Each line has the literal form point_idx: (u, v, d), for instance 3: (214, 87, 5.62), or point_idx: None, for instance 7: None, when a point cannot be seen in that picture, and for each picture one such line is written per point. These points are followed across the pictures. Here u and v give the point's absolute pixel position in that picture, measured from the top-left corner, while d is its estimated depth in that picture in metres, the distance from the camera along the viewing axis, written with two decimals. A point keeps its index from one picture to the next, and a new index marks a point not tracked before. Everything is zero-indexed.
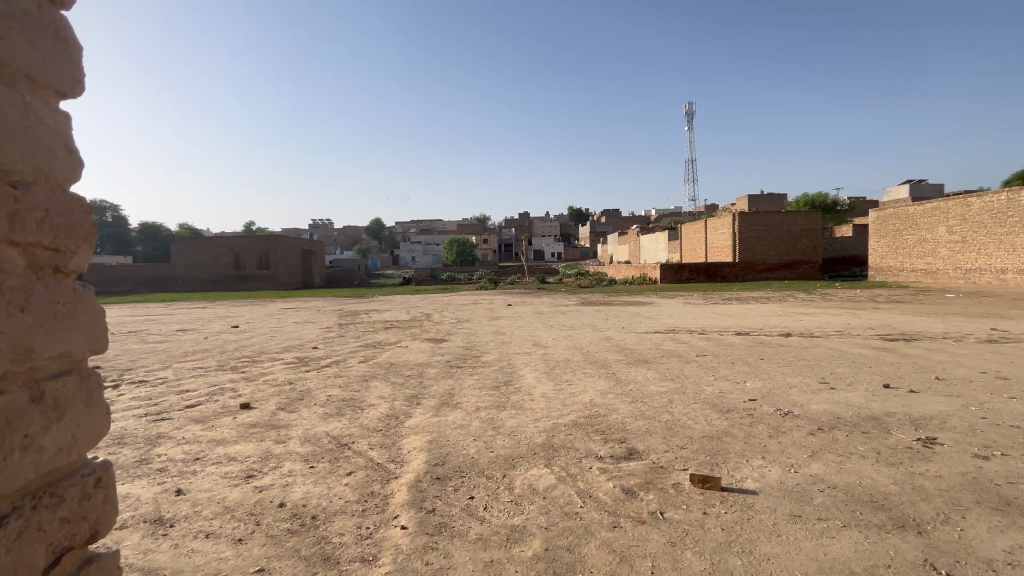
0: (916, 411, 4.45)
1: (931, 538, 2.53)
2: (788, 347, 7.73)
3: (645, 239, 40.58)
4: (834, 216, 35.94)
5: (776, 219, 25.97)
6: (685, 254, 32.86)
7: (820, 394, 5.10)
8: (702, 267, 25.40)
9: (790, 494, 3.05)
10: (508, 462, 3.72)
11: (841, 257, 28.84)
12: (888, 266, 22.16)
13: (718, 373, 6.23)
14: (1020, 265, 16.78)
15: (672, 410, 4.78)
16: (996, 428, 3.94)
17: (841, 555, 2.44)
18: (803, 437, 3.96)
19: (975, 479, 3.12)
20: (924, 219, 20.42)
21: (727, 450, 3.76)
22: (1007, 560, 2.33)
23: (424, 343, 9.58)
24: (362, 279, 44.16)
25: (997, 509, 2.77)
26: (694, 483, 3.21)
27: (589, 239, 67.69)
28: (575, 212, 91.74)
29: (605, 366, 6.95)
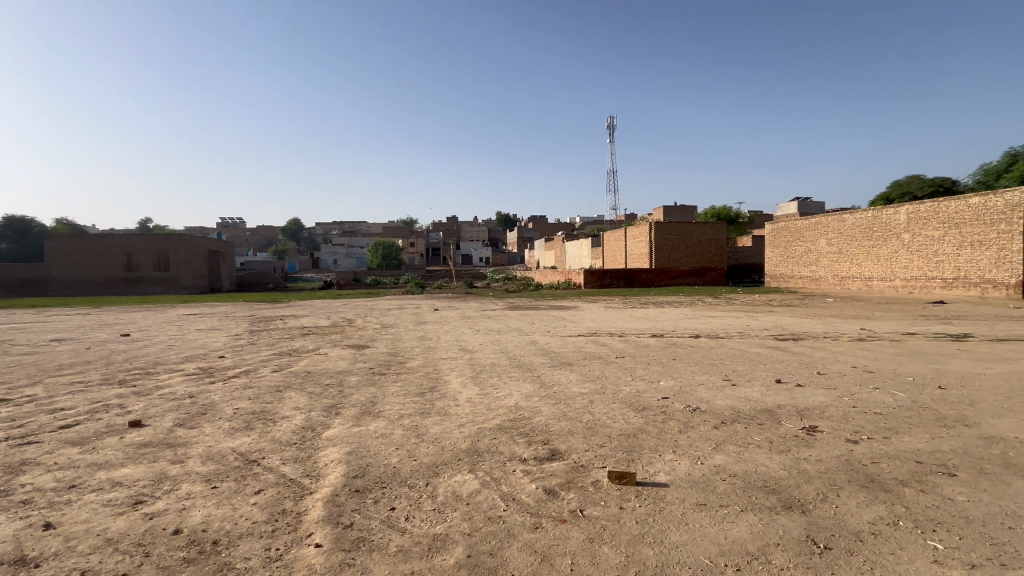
0: (802, 402, 4.99)
1: (812, 515, 2.84)
2: (697, 347, 8.35)
3: (570, 246, 41.95)
4: (737, 228, 39.47)
5: (687, 229, 28.04)
6: (607, 260, 34.39)
7: (723, 390, 5.57)
8: (622, 272, 26.71)
9: (697, 484, 3.29)
10: (432, 469, 3.65)
11: (743, 265, 31.65)
12: (780, 274, 24.69)
13: (635, 373, 6.59)
14: (883, 274, 19.45)
15: (592, 410, 4.97)
16: (864, 415, 4.53)
17: (739, 537, 2.66)
18: (708, 431, 4.28)
19: (847, 461, 3.56)
20: (809, 231, 23.02)
21: (641, 446, 3.97)
22: (871, 530, 2.68)
23: (345, 349, 9.15)
24: (278, 283, 41.38)
25: (863, 486, 3.17)
26: (611, 480, 3.36)
27: (517, 244, 68.59)
28: (503, 218, 92.64)
29: (531, 369, 7.06)
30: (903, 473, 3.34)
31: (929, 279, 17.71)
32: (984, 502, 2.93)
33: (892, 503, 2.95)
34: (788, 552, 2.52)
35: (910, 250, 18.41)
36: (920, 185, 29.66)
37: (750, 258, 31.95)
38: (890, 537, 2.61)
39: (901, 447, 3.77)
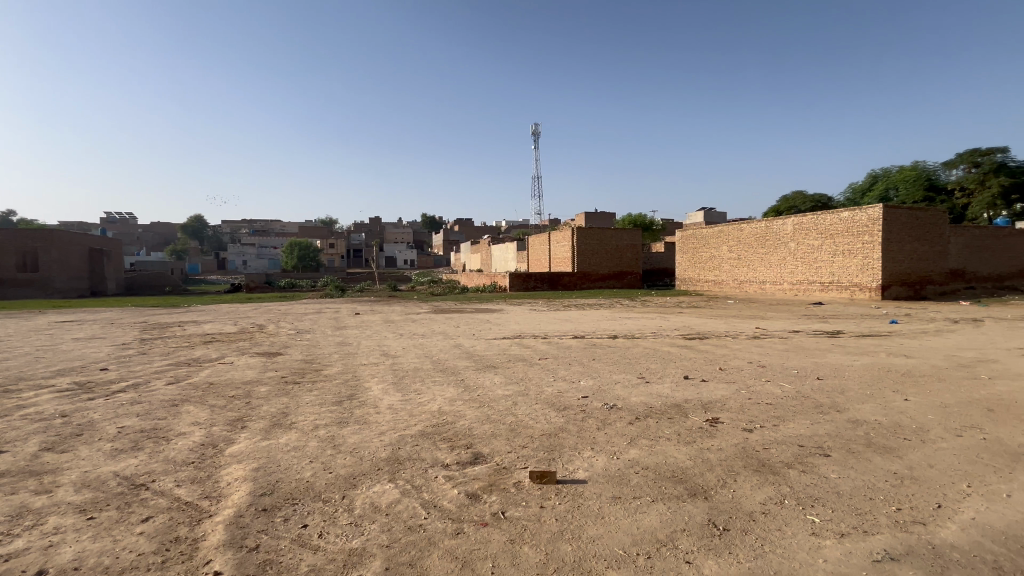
0: (706, 396, 5.42)
1: (713, 500, 3.09)
2: (615, 347, 8.76)
3: (496, 249, 42.26)
4: (652, 234, 42.06)
5: (606, 234, 29.41)
6: (531, 264, 35.07)
7: (637, 387, 5.91)
8: (546, 275, 27.37)
9: (612, 478, 3.45)
10: (349, 482, 3.48)
11: (657, 269, 33.73)
12: (689, 277, 26.68)
13: (557, 374, 6.77)
14: (774, 278, 21.68)
15: (515, 412, 5.03)
16: (757, 405, 5.02)
17: (649, 526, 2.82)
18: (624, 427, 4.51)
19: (743, 448, 3.92)
20: (712, 239, 25.09)
21: (561, 445, 4.08)
22: (762, 510, 2.97)
23: (254, 358, 8.49)
24: (176, 286, 37.50)
25: (757, 471, 3.50)
26: (533, 480, 3.41)
27: (442, 247, 67.82)
28: (428, 220, 91.30)
29: (455, 373, 7.00)
30: (789, 456, 3.74)
31: (811, 283, 20.05)
32: (851, 478, 3.35)
33: (779, 484, 3.29)
34: (693, 536, 2.70)
35: (795, 257, 20.72)
36: (803, 200, 33.58)
37: (663, 262, 34.14)
38: (778, 515, 2.90)
39: (787, 433, 4.22)
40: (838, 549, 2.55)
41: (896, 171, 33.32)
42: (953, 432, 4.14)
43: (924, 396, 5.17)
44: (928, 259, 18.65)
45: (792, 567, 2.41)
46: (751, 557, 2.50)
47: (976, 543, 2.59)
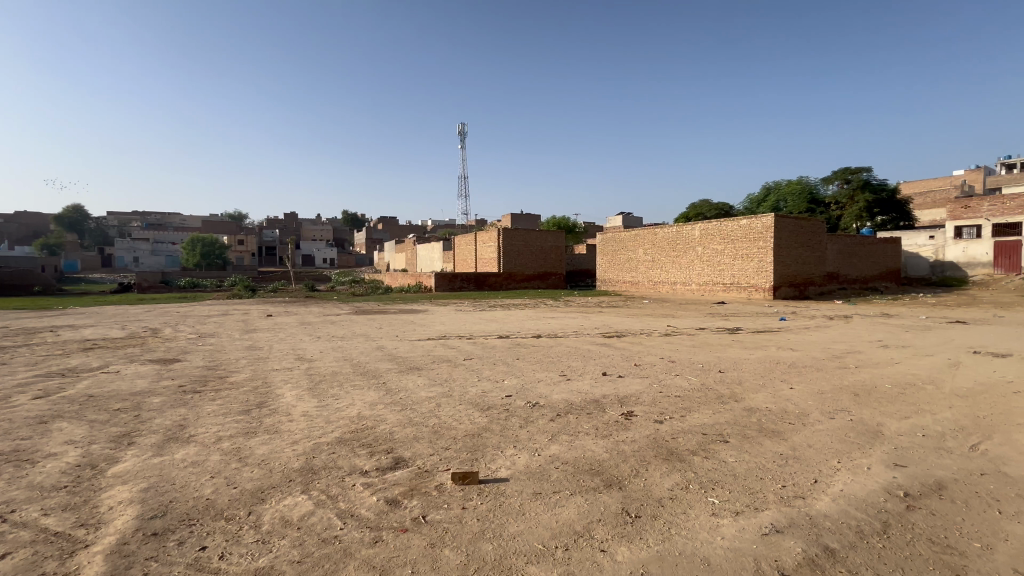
0: (622, 391, 5.71)
1: (627, 490, 3.26)
2: (539, 346, 8.96)
3: (421, 249, 41.51)
4: (575, 237, 43.36)
5: (531, 236, 30.00)
6: (457, 263, 34.87)
7: (559, 384, 6.09)
8: (473, 275, 27.32)
9: (533, 474, 3.52)
10: (256, 496, 3.24)
11: (579, 270, 34.96)
12: (609, 278, 27.96)
13: (481, 374, 6.78)
14: (684, 279, 23.37)
15: (439, 414, 4.96)
16: (667, 398, 5.37)
17: (567, 519, 2.91)
18: (545, 424, 4.62)
19: (655, 438, 4.18)
20: (630, 242, 26.48)
21: (484, 445, 4.10)
22: (670, 495, 3.18)
23: (146, 365, 7.62)
24: (48, 285, 32.79)
25: (666, 459, 3.75)
26: (455, 481, 3.39)
27: (364, 245, 65.25)
28: (350, 217, 87.44)
29: (376, 376, 6.77)
30: (694, 444, 4.05)
31: (715, 284, 21.84)
32: (745, 460, 3.70)
33: (685, 470, 3.55)
34: (607, 525, 2.83)
35: (702, 260, 22.47)
36: (709, 208, 36.53)
37: (585, 264, 35.44)
38: (683, 499, 3.13)
39: (692, 423, 4.57)
40: (733, 526, 2.81)
41: (784, 184, 37.27)
42: (827, 415, 4.72)
43: (805, 385, 5.84)
44: (810, 263, 21.09)
45: (694, 546, 2.61)
46: (660, 541, 2.67)
47: (842, 510, 2.97)
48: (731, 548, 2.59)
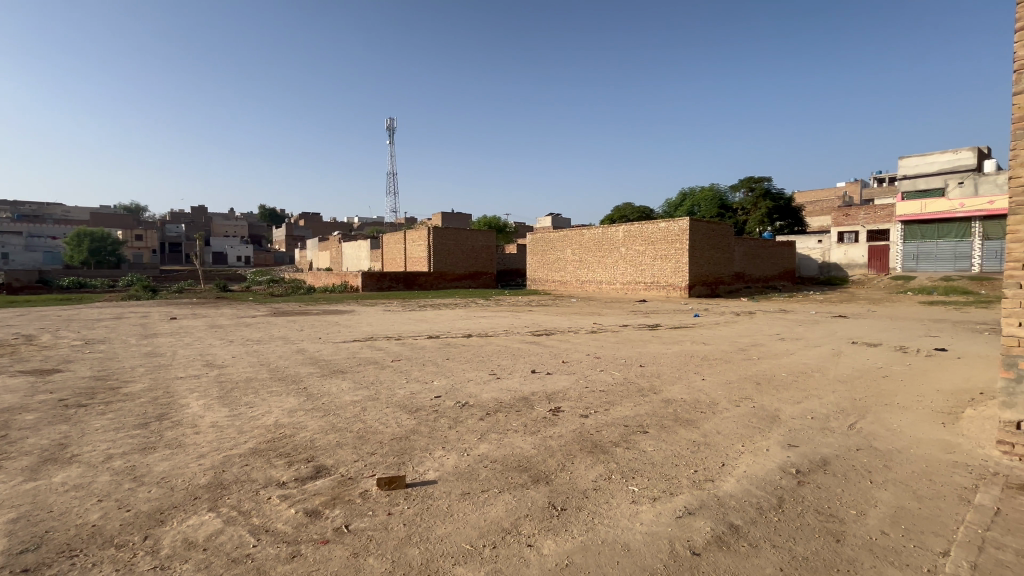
0: (551, 387, 5.85)
1: (553, 484, 3.34)
2: (468, 346, 8.92)
3: (347, 247, 39.82)
4: (506, 237, 43.89)
5: (462, 235, 29.84)
6: (386, 262, 33.86)
7: (489, 383, 6.10)
8: (402, 275, 26.63)
9: (462, 475, 3.50)
10: (154, 518, 2.93)
11: (510, 270, 35.34)
12: (539, 278, 28.51)
13: (410, 376, 6.63)
14: (609, 279, 24.37)
15: (364, 418, 4.79)
16: (592, 393, 5.57)
17: (495, 517, 2.93)
18: (474, 423, 4.61)
19: (581, 432, 4.33)
20: (558, 242, 27.15)
21: (412, 448, 4.01)
22: (594, 486, 3.31)
23: (17, 377, 6.63)
24: None
25: (591, 452, 3.89)
26: (380, 487, 3.29)
27: (283, 243, 61.36)
28: (267, 212, 81.91)
29: (296, 381, 6.39)
30: (616, 436, 4.23)
31: (637, 284, 23.01)
32: (662, 449, 3.94)
33: (608, 461, 3.70)
34: (534, 520, 2.89)
35: (625, 261, 23.57)
36: (632, 211, 38.44)
37: (516, 263, 35.87)
38: (605, 489, 3.26)
39: (615, 415, 4.78)
40: (651, 512, 2.97)
41: (698, 191, 40.10)
42: (733, 403, 5.16)
43: (715, 376, 6.32)
44: (720, 264, 22.86)
45: (615, 534, 2.73)
46: (583, 532, 2.76)
47: (745, 490, 3.25)
48: (649, 533, 2.75)
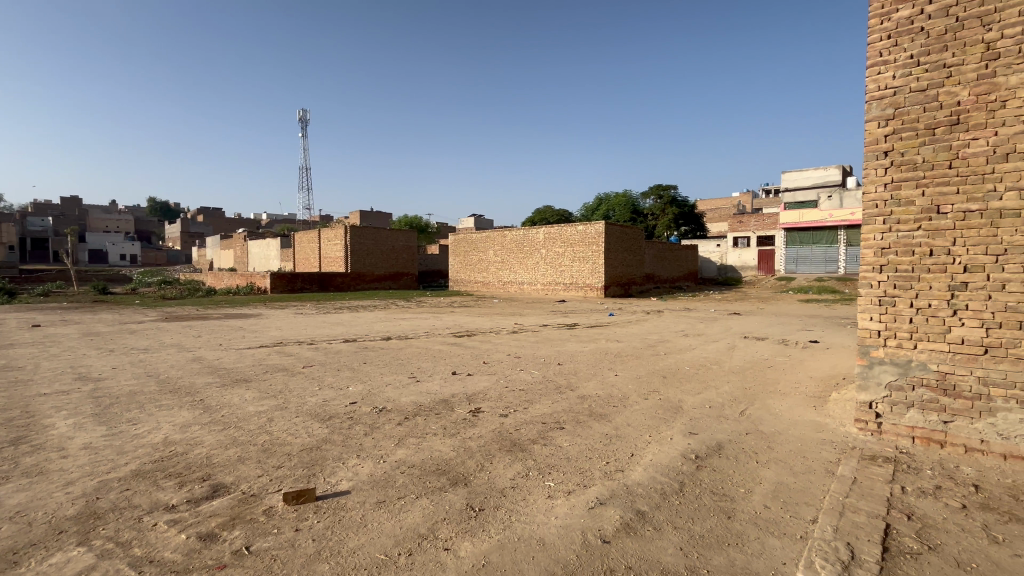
0: (471, 389, 5.84)
1: (471, 485, 3.34)
2: (387, 349, 8.65)
3: (253, 245, 36.91)
4: (426, 237, 43.54)
5: (381, 235, 28.89)
6: (298, 262, 31.87)
7: (408, 387, 5.95)
8: (317, 276, 25.20)
9: (378, 483, 3.39)
10: (4, 560, 2.50)
11: (432, 271, 34.84)
12: (461, 279, 28.35)
13: (323, 382, 6.29)
14: (530, 280, 24.87)
15: (271, 430, 4.46)
16: (512, 392, 5.65)
17: (411, 523, 2.86)
18: (392, 429, 4.48)
19: (500, 432, 4.37)
20: (480, 243, 27.18)
21: (324, 458, 3.81)
22: (511, 485, 3.35)
23: None
24: None
25: (509, 451, 3.94)
26: (288, 502, 3.09)
27: (177, 240, 55.43)
28: (158, 205, 73.63)
29: (191, 393, 5.79)
30: (534, 433, 4.33)
31: (557, 284, 23.72)
32: (577, 443, 4.09)
33: (526, 459, 3.78)
34: (451, 523, 2.87)
35: (546, 262, 24.19)
36: (552, 215, 39.56)
37: (438, 264, 35.40)
38: (523, 486, 3.32)
39: (534, 413, 4.89)
40: (566, 505, 3.07)
41: (612, 196, 42.20)
42: (642, 396, 5.49)
43: (627, 371, 6.70)
44: (632, 265, 24.27)
45: (532, 529, 2.79)
46: (500, 530, 2.79)
47: (652, 477, 3.48)
48: (563, 525, 2.84)
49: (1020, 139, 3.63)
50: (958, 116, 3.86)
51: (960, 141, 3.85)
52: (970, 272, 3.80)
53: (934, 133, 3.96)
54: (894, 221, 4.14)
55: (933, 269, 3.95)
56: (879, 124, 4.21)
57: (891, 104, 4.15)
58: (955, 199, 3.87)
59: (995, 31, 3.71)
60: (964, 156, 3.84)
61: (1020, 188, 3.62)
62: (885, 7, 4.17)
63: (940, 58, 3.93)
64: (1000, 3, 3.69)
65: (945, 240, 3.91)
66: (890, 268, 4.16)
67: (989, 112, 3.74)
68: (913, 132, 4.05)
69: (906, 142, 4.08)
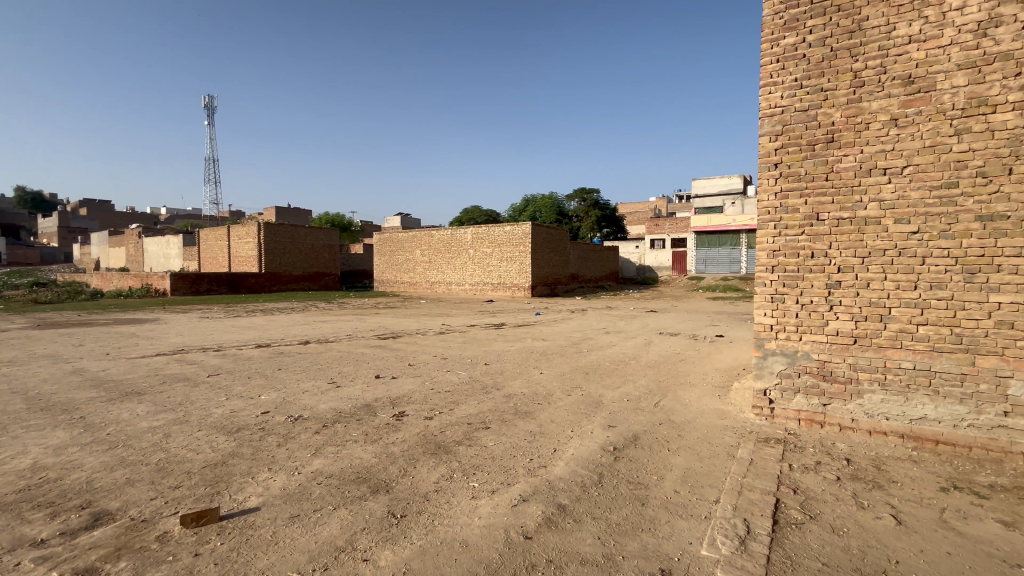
0: (395, 392, 5.69)
1: (394, 492, 3.25)
2: (305, 354, 8.18)
3: (150, 243, 33.27)
4: (350, 235, 41.92)
5: (299, 233, 27.27)
6: (204, 262, 29.21)
7: (327, 393, 5.67)
8: (225, 276, 23.25)
9: (291, 496, 3.19)
10: None
11: (355, 271, 33.48)
12: (387, 279, 27.49)
13: (231, 391, 5.81)
14: (458, 280, 24.71)
15: (168, 446, 4.04)
16: (438, 394, 5.59)
17: (328, 537, 2.73)
18: (308, 438, 4.24)
19: (425, 435, 4.29)
20: (406, 242, 26.54)
21: (230, 474, 3.52)
22: (436, 488, 3.30)
23: None
24: None
25: (434, 454, 3.88)
26: (186, 525, 2.81)
27: (54, 236, 48.54)
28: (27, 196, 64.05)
29: (69, 410, 5.08)
30: (459, 434, 4.31)
31: (485, 285, 23.78)
32: (502, 442, 4.13)
33: (450, 461, 3.75)
34: (371, 532, 2.77)
35: (474, 262, 24.16)
36: (479, 215, 39.53)
37: (362, 263, 34.09)
38: (447, 489, 3.29)
39: (459, 414, 4.86)
40: (489, 504, 3.09)
41: (539, 198, 43.07)
42: (565, 393, 5.66)
43: (552, 369, 6.86)
44: (558, 266, 24.95)
45: (454, 532, 2.77)
46: (422, 536, 2.74)
47: (572, 471, 3.59)
48: (487, 525, 2.85)
49: (879, 157, 4.20)
50: (833, 134, 4.38)
51: (834, 157, 4.38)
52: (842, 271, 4.33)
53: (814, 149, 4.46)
54: (782, 226, 4.61)
55: (814, 269, 4.45)
56: (769, 139, 4.65)
57: (780, 121, 4.60)
58: (831, 208, 4.39)
59: (860, 63, 4.27)
60: (837, 170, 4.37)
61: (880, 199, 4.19)
62: (774, 34, 4.60)
63: (819, 83, 4.44)
64: (863, 38, 4.25)
65: (823, 243, 4.42)
66: (779, 268, 4.62)
67: (856, 132, 4.29)
68: (798, 147, 4.53)
69: (792, 156, 4.56)
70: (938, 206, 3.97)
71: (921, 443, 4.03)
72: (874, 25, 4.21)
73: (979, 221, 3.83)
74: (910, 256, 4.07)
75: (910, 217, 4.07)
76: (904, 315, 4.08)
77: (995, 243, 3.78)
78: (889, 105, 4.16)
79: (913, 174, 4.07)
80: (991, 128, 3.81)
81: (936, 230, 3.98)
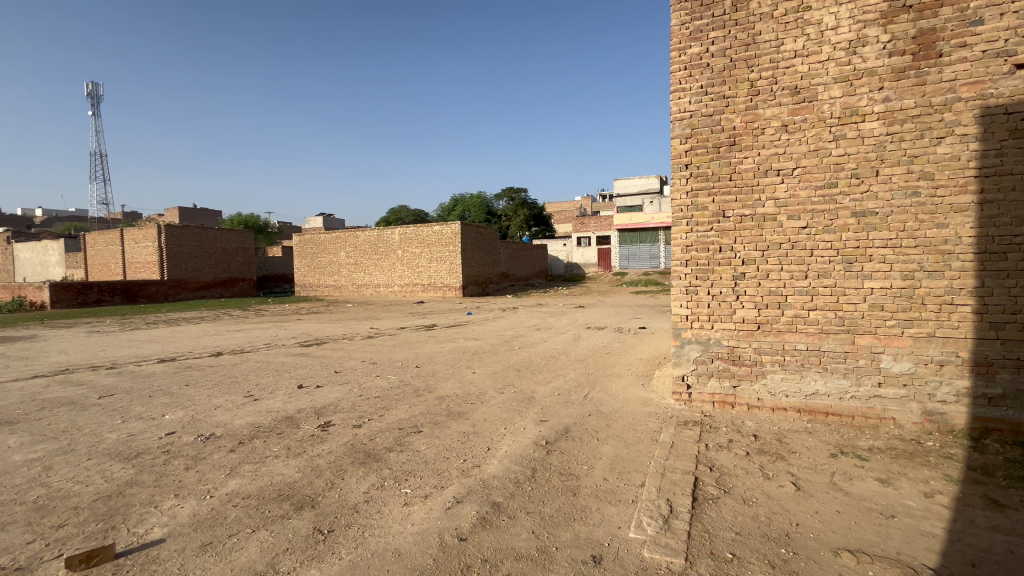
0: (320, 401, 5.40)
1: (320, 506, 3.09)
2: (218, 366, 7.54)
3: (21, 250, 29.00)
4: (266, 236, 39.27)
5: (207, 236, 25.07)
6: (93, 269, 25.97)
7: (243, 407, 5.26)
8: (120, 285, 20.84)
9: (202, 523, 2.92)
10: None
11: (274, 275, 31.44)
12: (309, 283, 26.05)
13: (129, 412, 5.21)
14: (386, 282, 23.99)
15: (50, 481, 3.54)
16: (367, 400, 5.38)
17: (247, 561, 2.54)
18: (221, 458, 3.91)
19: (354, 445, 4.11)
20: (329, 244, 25.28)
21: (128, 505, 3.16)
22: (365, 499, 3.17)
23: None
24: None
25: (363, 463, 3.74)
26: (72, 568, 2.46)
27: None
28: None
29: None
30: (390, 441, 4.18)
31: (415, 285, 23.34)
32: (435, 445, 4.06)
33: (381, 468, 3.63)
34: (295, 552, 2.61)
35: (403, 263, 23.60)
36: (406, 215, 38.37)
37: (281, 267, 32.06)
38: (377, 498, 3.17)
39: (390, 420, 4.71)
40: (422, 509, 3.03)
41: (467, 198, 42.83)
42: (497, 391, 5.67)
43: (484, 368, 6.86)
44: (488, 265, 25.05)
45: (386, 542, 2.69)
46: (352, 549, 2.63)
47: (505, 468, 3.61)
48: (420, 531, 2.79)
49: (774, 160, 4.63)
50: (734, 138, 4.76)
51: (736, 159, 4.76)
52: (746, 264, 4.73)
53: (718, 151, 4.82)
54: (693, 223, 4.93)
55: (722, 262, 4.82)
56: (680, 141, 4.96)
57: (688, 125, 4.92)
58: (735, 206, 4.77)
59: (754, 73, 4.68)
60: (739, 171, 4.75)
61: (776, 197, 4.62)
62: (681, 43, 4.90)
63: (721, 90, 4.80)
64: (757, 51, 4.66)
65: (729, 238, 4.79)
66: (693, 263, 4.94)
67: (754, 136, 4.69)
68: (706, 149, 4.87)
69: (700, 157, 4.89)
70: (823, 204, 4.45)
71: (814, 416, 4.51)
72: (766, 39, 4.63)
73: (854, 217, 4.35)
74: (802, 248, 4.52)
75: (801, 214, 4.53)
76: (798, 302, 4.54)
77: (868, 236, 4.31)
78: (780, 112, 4.60)
79: (802, 175, 4.53)
80: (862, 136, 4.34)
81: (821, 225, 4.46)
